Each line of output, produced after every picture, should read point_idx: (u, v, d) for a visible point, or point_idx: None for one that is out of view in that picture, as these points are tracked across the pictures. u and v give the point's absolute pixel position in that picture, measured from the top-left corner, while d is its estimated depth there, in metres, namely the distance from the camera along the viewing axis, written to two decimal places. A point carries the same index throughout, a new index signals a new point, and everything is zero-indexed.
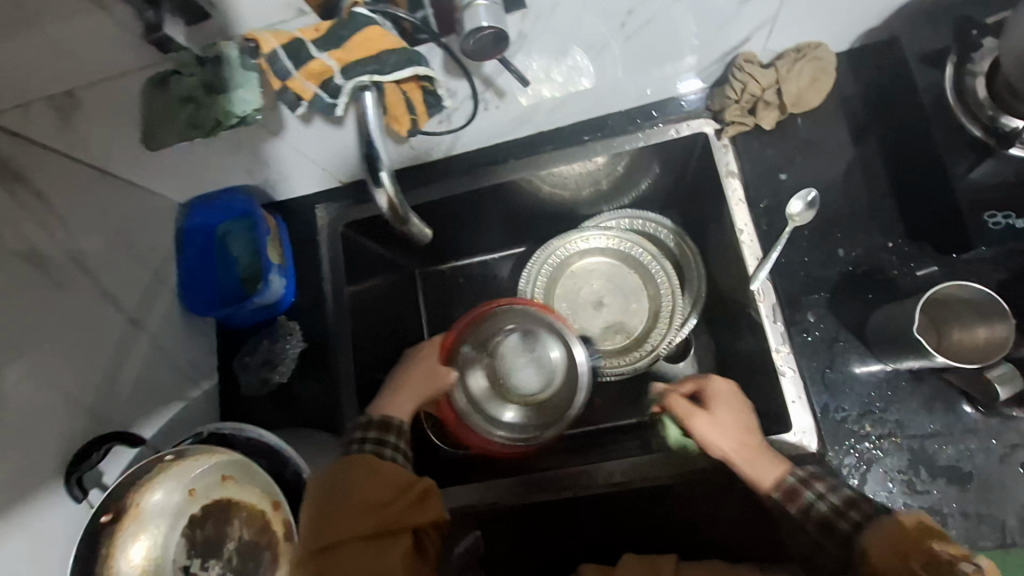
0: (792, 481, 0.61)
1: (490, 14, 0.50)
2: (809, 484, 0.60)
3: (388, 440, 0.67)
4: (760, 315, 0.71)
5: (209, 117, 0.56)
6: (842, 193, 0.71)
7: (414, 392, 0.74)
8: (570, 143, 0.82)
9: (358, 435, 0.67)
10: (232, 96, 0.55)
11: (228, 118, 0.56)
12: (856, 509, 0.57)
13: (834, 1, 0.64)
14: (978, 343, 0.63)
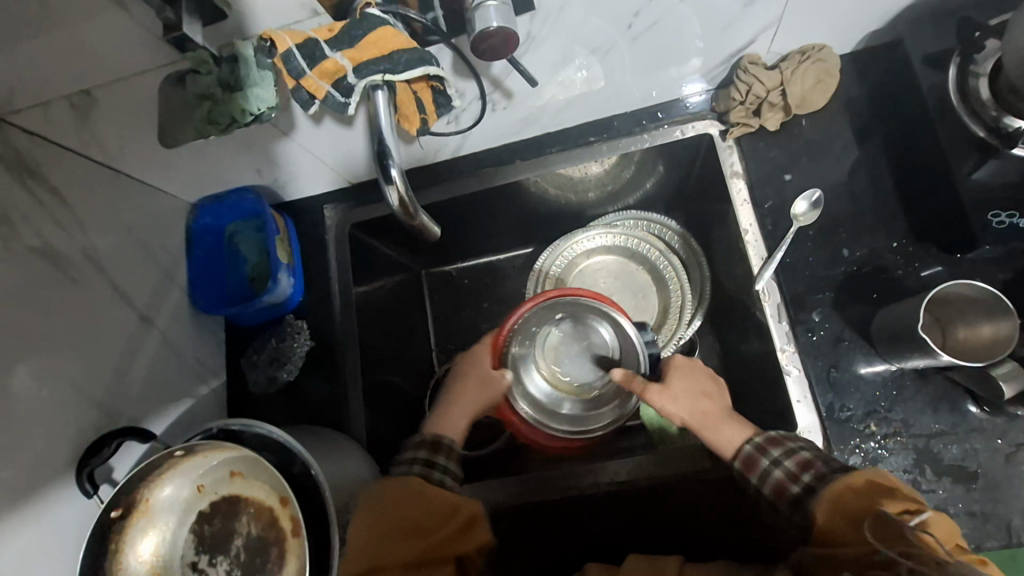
0: (751, 450, 0.65)
1: (500, 14, 0.51)
2: (766, 452, 0.63)
3: (437, 462, 0.69)
4: (765, 315, 0.71)
5: (225, 115, 0.57)
6: (846, 193, 0.72)
7: (462, 410, 0.75)
8: (576, 144, 0.82)
9: (409, 456, 0.70)
10: (248, 94, 0.56)
11: (243, 116, 0.57)
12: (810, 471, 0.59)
13: (839, 3, 0.65)
14: (983, 343, 0.63)
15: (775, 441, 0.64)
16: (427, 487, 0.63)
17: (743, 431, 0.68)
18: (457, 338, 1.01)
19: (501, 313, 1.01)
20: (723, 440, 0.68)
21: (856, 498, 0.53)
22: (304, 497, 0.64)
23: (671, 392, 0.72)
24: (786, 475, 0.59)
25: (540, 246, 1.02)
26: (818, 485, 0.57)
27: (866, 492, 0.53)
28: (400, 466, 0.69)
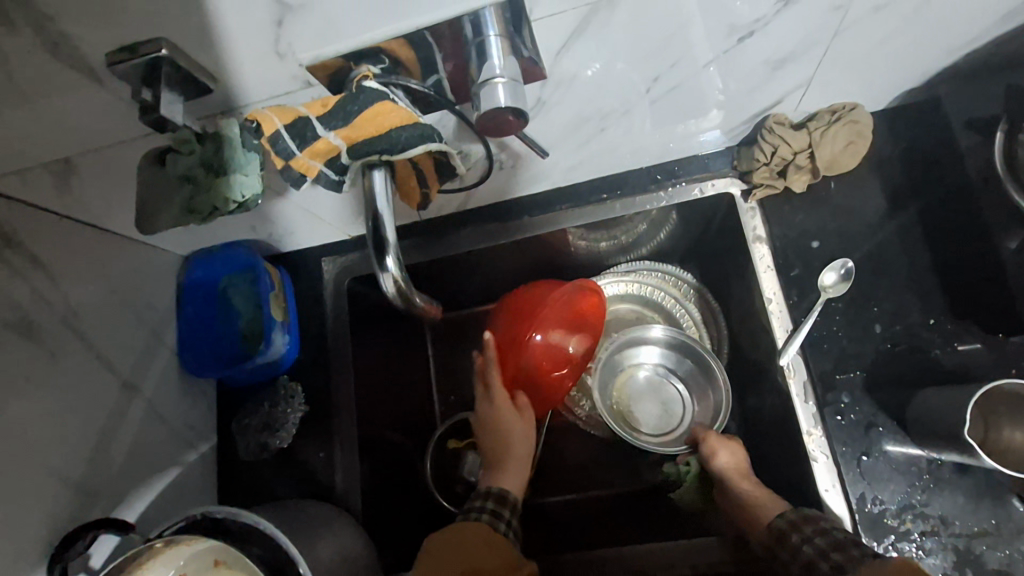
0: (781, 526, 0.60)
1: (509, 92, 0.47)
2: (796, 529, 0.59)
3: (503, 514, 0.66)
4: (790, 392, 0.66)
5: (207, 201, 0.52)
6: (878, 263, 0.67)
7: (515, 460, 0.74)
8: (588, 202, 0.78)
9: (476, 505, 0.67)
10: (232, 182, 0.51)
11: (226, 205, 0.52)
12: (840, 552, 0.54)
13: (872, 64, 0.61)
14: None
15: (809, 517, 0.60)
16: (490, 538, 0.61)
17: (775, 505, 0.64)
18: (460, 391, 0.96)
19: None
20: (757, 511, 0.65)
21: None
22: None
23: (730, 448, 0.72)
24: (818, 554, 0.55)
25: None
26: (846, 562, 0.52)
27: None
28: (467, 514, 0.66)
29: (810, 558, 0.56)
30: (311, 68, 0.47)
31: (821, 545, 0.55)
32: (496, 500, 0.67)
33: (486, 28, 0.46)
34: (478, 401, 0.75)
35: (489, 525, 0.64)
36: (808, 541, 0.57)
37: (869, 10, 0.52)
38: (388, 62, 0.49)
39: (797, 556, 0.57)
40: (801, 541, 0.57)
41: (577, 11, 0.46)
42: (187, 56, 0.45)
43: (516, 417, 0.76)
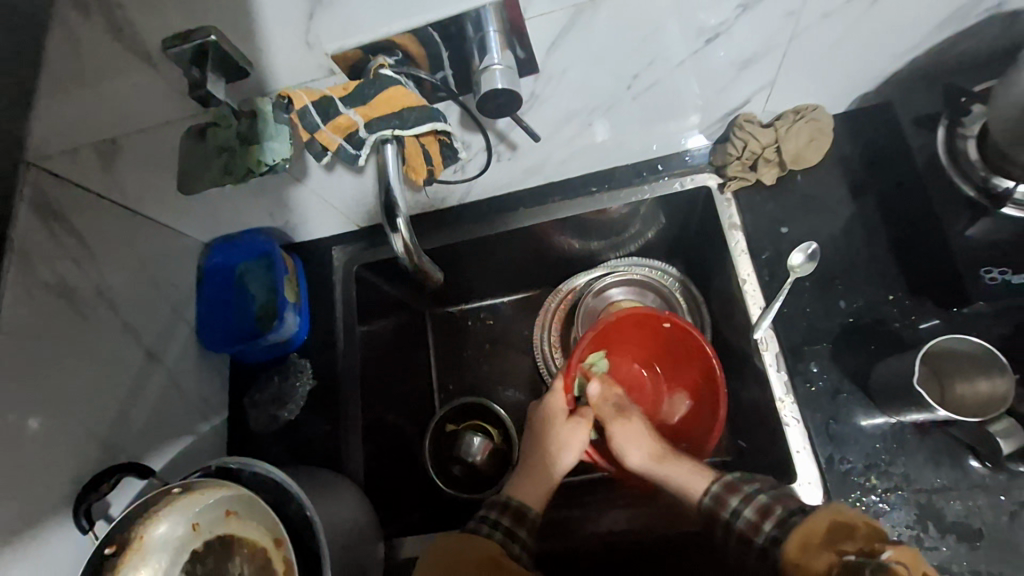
0: (710, 504, 0.64)
1: (505, 77, 0.55)
2: (724, 504, 0.62)
3: (518, 533, 0.67)
4: (764, 363, 0.72)
5: (241, 165, 0.59)
6: (841, 247, 0.74)
7: (544, 473, 0.72)
8: (579, 193, 0.85)
9: (491, 520, 0.67)
10: (263, 146, 0.58)
11: (257, 168, 0.58)
12: (769, 518, 0.59)
13: (827, 69, 0.69)
14: (981, 397, 0.62)
15: (732, 486, 0.63)
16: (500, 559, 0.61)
17: (702, 475, 0.67)
18: (459, 379, 1.04)
19: (505, 354, 1.04)
20: (682, 486, 0.67)
21: (820, 541, 0.53)
22: (297, 536, 0.63)
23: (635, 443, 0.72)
24: (748, 528, 0.60)
25: (542, 290, 1.06)
26: (780, 534, 0.57)
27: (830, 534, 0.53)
28: (478, 526, 0.67)
29: (742, 530, 0.60)
30: (334, 57, 0.55)
31: (750, 517, 0.60)
32: (512, 516, 0.68)
33: (486, 24, 0.54)
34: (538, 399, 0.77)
35: (499, 545, 0.65)
36: (736, 514, 0.61)
37: (819, 17, 0.60)
38: (401, 56, 0.57)
39: (730, 531, 0.62)
40: (731, 516, 0.61)
41: (564, 11, 0.54)
42: (230, 44, 0.52)
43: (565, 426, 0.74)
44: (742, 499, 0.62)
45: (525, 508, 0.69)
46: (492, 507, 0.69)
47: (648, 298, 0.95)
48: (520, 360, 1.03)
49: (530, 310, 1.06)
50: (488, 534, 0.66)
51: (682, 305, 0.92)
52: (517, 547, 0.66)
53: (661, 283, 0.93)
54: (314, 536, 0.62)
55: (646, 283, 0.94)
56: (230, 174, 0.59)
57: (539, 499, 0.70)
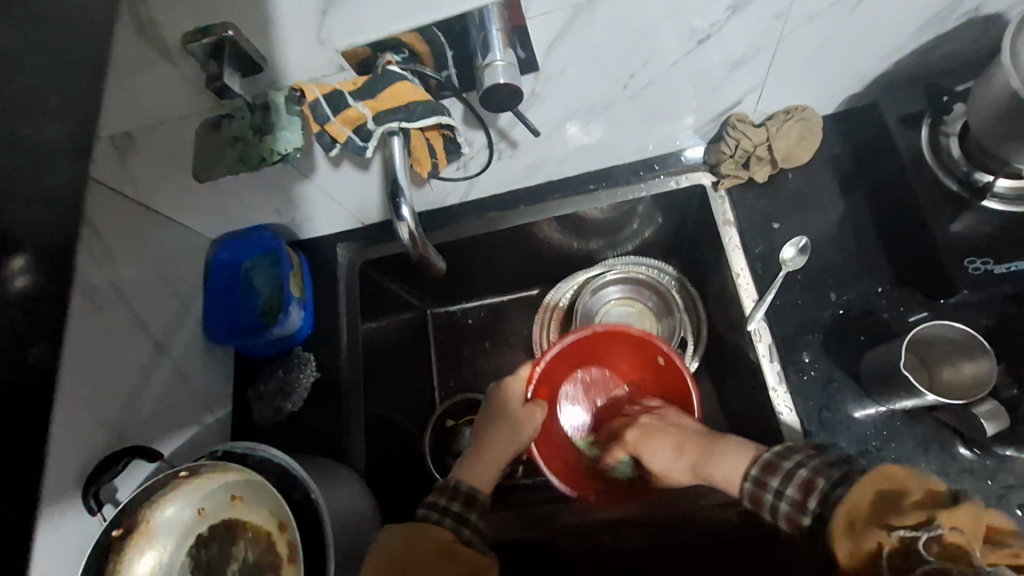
0: (751, 487, 0.62)
1: (507, 73, 0.57)
2: (765, 486, 0.61)
3: (470, 516, 0.67)
4: (758, 354, 0.74)
5: (255, 154, 0.62)
6: (831, 242, 0.76)
7: (494, 457, 0.74)
8: (577, 191, 0.88)
9: (442, 503, 0.68)
10: (277, 136, 0.61)
11: (271, 156, 0.62)
12: (812, 494, 0.57)
13: (814, 70, 0.72)
14: (966, 381, 0.64)
15: (772, 465, 0.61)
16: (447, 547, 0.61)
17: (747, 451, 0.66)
18: (459, 375, 1.05)
19: (505, 352, 1.06)
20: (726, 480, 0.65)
21: (867, 516, 0.51)
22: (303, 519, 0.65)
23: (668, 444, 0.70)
24: (793, 509, 0.58)
25: (540, 288, 1.08)
26: (824, 510, 0.55)
27: (877, 507, 0.51)
28: (430, 513, 0.67)
29: (789, 513, 0.58)
30: (345, 54, 0.57)
31: (794, 496, 0.58)
32: (462, 500, 0.69)
33: (489, 23, 0.56)
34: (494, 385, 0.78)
35: (449, 532, 0.65)
36: (778, 496, 0.59)
37: (805, 19, 0.63)
38: (408, 53, 0.59)
39: (777, 514, 0.60)
40: (774, 498, 0.60)
41: (563, 11, 0.57)
42: (245, 38, 0.55)
43: (519, 412, 0.75)
44: (783, 478, 0.60)
45: (475, 492, 0.70)
46: (442, 494, 0.70)
47: (643, 296, 0.97)
48: (519, 358, 1.05)
49: (528, 308, 1.08)
50: (438, 520, 0.66)
51: (679, 301, 0.94)
52: (470, 531, 0.66)
53: (657, 281, 0.95)
54: (317, 512, 0.64)
55: (642, 280, 0.96)
56: (246, 163, 0.63)
57: (487, 482, 0.72)
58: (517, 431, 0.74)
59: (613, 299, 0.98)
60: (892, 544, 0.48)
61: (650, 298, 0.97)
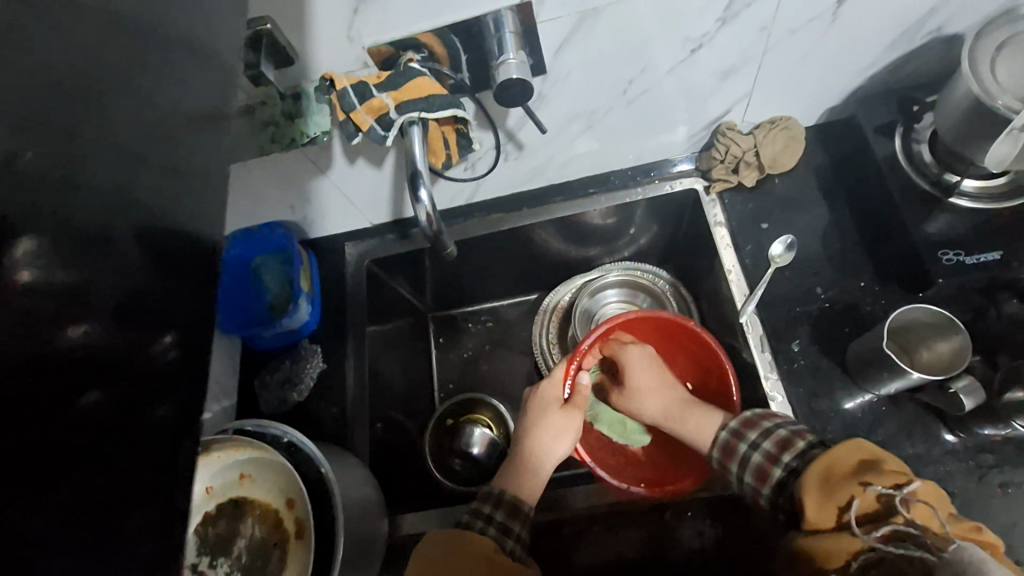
0: (727, 439, 0.70)
1: (519, 69, 0.62)
2: (740, 436, 0.69)
3: (512, 529, 0.67)
4: (749, 345, 0.78)
5: (287, 136, 0.67)
6: (816, 242, 0.81)
7: (534, 464, 0.75)
8: (577, 194, 0.93)
9: (485, 516, 0.68)
10: (307, 120, 0.66)
11: (302, 138, 0.67)
12: (788, 451, 0.63)
13: (795, 83, 0.79)
14: (944, 357, 0.69)
15: (750, 423, 0.69)
16: (488, 555, 0.61)
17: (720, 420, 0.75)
18: (459, 378, 1.08)
19: (503, 354, 1.09)
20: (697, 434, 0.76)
21: (843, 476, 0.53)
22: (316, 496, 0.66)
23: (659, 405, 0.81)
24: (767, 459, 0.64)
25: (538, 293, 1.12)
26: (799, 464, 0.61)
27: (855, 468, 0.53)
28: (473, 520, 0.67)
29: (759, 461, 0.65)
30: (370, 51, 0.63)
31: (769, 449, 0.64)
32: (506, 511, 0.68)
33: (503, 26, 0.62)
34: (536, 387, 0.81)
35: (494, 541, 0.64)
36: (755, 447, 0.66)
37: (787, 33, 0.69)
38: (427, 54, 0.66)
39: (745, 464, 0.67)
40: (748, 449, 0.67)
41: (570, 17, 0.63)
42: (280, 32, 0.59)
43: (556, 415, 0.77)
44: (759, 434, 0.67)
45: (519, 502, 0.70)
46: (488, 502, 0.69)
47: (637, 299, 1.01)
48: (517, 360, 1.08)
49: (527, 312, 1.11)
50: (481, 530, 0.66)
51: (672, 302, 0.97)
52: (511, 542, 0.66)
53: (651, 283, 0.99)
54: (330, 493, 0.65)
55: (638, 282, 1.00)
56: (275, 144, 0.67)
57: (533, 490, 0.72)
58: (557, 437, 0.76)
59: (609, 301, 1.02)
60: (865, 499, 0.50)
61: (645, 302, 1.01)
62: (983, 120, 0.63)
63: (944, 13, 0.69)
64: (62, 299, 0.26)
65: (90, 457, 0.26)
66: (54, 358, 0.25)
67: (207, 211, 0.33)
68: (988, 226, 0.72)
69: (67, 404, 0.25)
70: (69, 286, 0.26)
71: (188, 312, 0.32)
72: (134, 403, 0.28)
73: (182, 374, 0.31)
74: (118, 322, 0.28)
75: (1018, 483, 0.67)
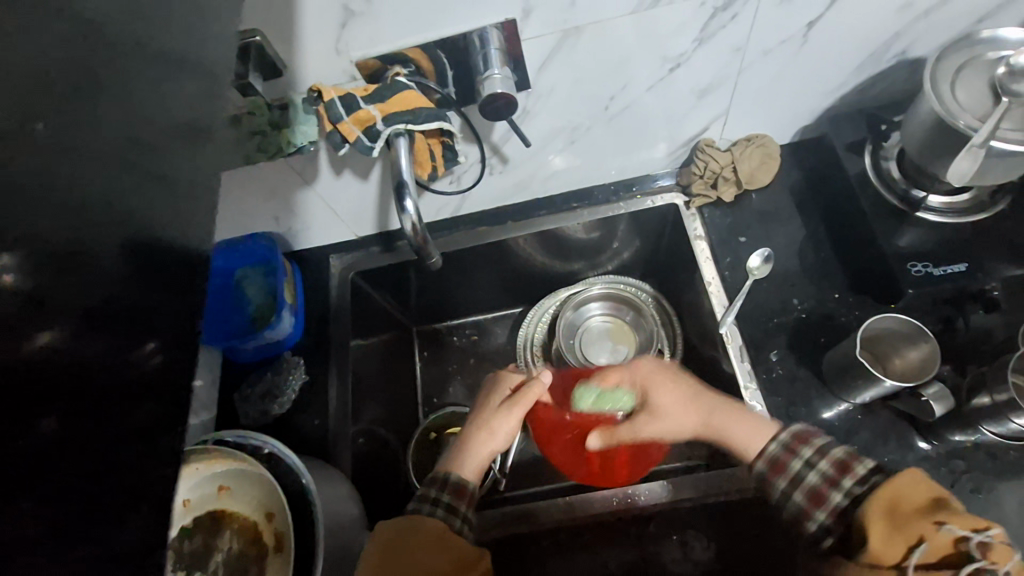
0: (777, 450, 0.64)
1: (504, 85, 0.63)
2: (794, 451, 0.63)
3: (458, 510, 0.66)
4: (728, 355, 0.79)
5: (274, 143, 0.67)
6: (792, 255, 0.84)
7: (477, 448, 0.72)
8: (560, 209, 0.95)
9: (431, 497, 0.66)
10: (295, 129, 0.67)
11: (288, 147, 0.68)
12: (848, 474, 0.58)
13: (769, 103, 0.82)
14: (915, 365, 0.72)
15: (803, 438, 0.64)
16: (442, 534, 0.60)
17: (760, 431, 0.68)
18: (443, 392, 1.07)
19: (487, 367, 1.09)
20: (746, 441, 0.67)
21: (908, 509, 0.52)
22: (295, 508, 0.65)
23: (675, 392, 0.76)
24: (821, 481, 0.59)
25: (521, 308, 1.13)
26: (862, 491, 0.57)
27: (919, 499, 0.52)
28: (420, 506, 0.65)
29: (814, 482, 0.60)
30: (358, 64, 0.65)
31: (826, 470, 0.60)
32: (451, 494, 0.67)
33: (489, 43, 0.64)
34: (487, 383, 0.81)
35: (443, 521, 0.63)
36: (808, 465, 0.61)
37: (760, 54, 0.73)
38: (413, 68, 0.67)
39: (796, 484, 0.62)
40: (801, 466, 0.62)
41: (553, 34, 0.65)
42: (269, 45, 0.60)
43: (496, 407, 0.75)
44: (814, 452, 0.62)
45: (465, 483, 0.68)
46: (431, 486, 0.68)
47: (620, 312, 1.02)
48: None
49: (512, 326, 1.12)
50: (428, 512, 0.64)
51: (655, 315, 0.97)
52: (459, 523, 0.65)
53: (636, 296, 0.99)
54: (310, 503, 0.64)
55: (624, 295, 1.00)
56: (262, 152, 0.67)
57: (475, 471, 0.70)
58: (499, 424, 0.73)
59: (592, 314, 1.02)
60: (938, 540, 0.49)
61: (628, 315, 1.01)
62: (946, 138, 0.66)
63: (907, 38, 0.73)
64: (33, 303, 0.22)
65: (53, 477, 0.22)
66: (11, 372, 0.21)
67: (199, 202, 0.29)
68: (954, 239, 0.75)
69: (23, 424, 0.21)
70: (37, 289, 0.22)
71: None
72: (93, 428, 0.23)
73: (164, 386, 0.26)
74: (91, 324, 0.24)
75: (990, 488, 0.69)
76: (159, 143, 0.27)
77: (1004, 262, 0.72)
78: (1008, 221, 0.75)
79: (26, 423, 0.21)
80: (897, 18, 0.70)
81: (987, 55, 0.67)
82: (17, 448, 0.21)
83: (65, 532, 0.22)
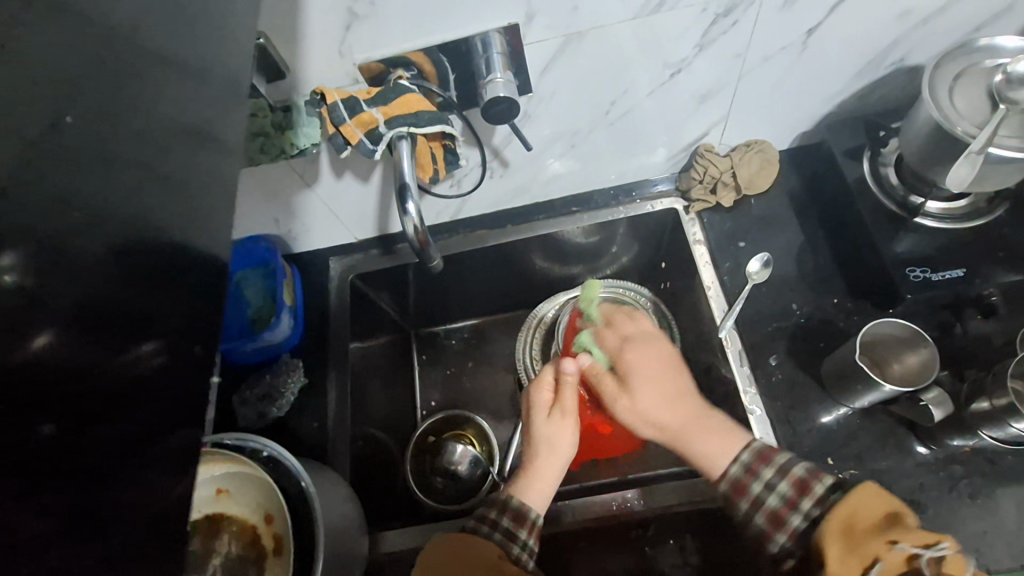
0: (740, 472, 0.64)
1: (506, 88, 0.63)
2: (753, 473, 0.63)
3: (519, 536, 0.64)
4: (727, 359, 0.79)
5: (276, 147, 0.67)
6: (791, 260, 0.84)
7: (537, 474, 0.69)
8: (561, 213, 0.95)
9: (489, 518, 0.65)
10: (297, 131, 0.68)
11: (291, 149, 0.68)
12: (809, 495, 0.58)
13: (768, 109, 0.83)
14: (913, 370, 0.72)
15: (762, 455, 0.64)
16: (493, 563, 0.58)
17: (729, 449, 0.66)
18: (441, 395, 1.07)
19: (487, 371, 1.08)
20: (712, 460, 0.66)
21: (865, 529, 0.52)
22: (294, 511, 0.65)
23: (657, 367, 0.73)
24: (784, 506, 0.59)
25: (521, 311, 1.13)
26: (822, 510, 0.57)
27: (875, 518, 0.52)
28: (480, 526, 0.65)
29: (775, 505, 0.60)
30: (361, 67, 0.65)
31: (787, 493, 0.60)
32: (513, 518, 0.65)
33: (491, 47, 0.64)
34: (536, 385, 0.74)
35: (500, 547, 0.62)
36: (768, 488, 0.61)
37: (760, 60, 0.73)
38: (416, 71, 0.67)
39: (758, 507, 0.62)
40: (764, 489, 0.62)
41: (556, 39, 0.65)
42: (273, 47, 0.60)
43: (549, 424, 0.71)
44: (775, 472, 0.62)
45: (526, 511, 0.65)
46: (494, 509, 0.66)
47: None
48: (499, 377, 1.08)
49: (511, 329, 1.12)
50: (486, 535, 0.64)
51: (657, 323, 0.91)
52: (517, 551, 0.63)
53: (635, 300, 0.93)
54: (310, 507, 0.63)
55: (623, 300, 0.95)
56: (264, 154, 0.67)
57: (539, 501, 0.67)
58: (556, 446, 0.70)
59: None
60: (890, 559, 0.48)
61: None
62: (943, 146, 0.67)
63: (905, 46, 0.74)
64: (31, 304, 0.23)
65: (60, 463, 0.24)
66: (16, 369, 0.23)
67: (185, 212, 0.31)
68: (952, 244, 0.75)
69: (26, 424, 0.23)
70: (37, 292, 0.24)
71: (175, 324, 0.31)
72: (91, 419, 0.25)
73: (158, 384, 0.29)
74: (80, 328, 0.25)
75: (989, 493, 0.69)
76: (156, 152, 0.30)
77: (1002, 268, 0.73)
78: (1005, 227, 0.75)
79: (27, 426, 0.23)
80: (896, 26, 0.70)
81: (984, 63, 0.68)
82: (17, 449, 0.22)
83: (75, 519, 0.24)
